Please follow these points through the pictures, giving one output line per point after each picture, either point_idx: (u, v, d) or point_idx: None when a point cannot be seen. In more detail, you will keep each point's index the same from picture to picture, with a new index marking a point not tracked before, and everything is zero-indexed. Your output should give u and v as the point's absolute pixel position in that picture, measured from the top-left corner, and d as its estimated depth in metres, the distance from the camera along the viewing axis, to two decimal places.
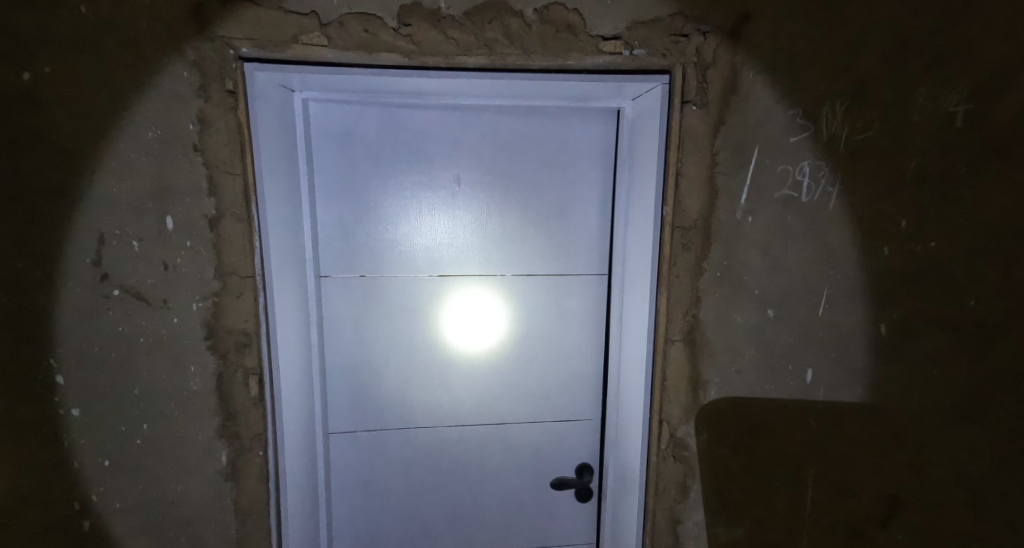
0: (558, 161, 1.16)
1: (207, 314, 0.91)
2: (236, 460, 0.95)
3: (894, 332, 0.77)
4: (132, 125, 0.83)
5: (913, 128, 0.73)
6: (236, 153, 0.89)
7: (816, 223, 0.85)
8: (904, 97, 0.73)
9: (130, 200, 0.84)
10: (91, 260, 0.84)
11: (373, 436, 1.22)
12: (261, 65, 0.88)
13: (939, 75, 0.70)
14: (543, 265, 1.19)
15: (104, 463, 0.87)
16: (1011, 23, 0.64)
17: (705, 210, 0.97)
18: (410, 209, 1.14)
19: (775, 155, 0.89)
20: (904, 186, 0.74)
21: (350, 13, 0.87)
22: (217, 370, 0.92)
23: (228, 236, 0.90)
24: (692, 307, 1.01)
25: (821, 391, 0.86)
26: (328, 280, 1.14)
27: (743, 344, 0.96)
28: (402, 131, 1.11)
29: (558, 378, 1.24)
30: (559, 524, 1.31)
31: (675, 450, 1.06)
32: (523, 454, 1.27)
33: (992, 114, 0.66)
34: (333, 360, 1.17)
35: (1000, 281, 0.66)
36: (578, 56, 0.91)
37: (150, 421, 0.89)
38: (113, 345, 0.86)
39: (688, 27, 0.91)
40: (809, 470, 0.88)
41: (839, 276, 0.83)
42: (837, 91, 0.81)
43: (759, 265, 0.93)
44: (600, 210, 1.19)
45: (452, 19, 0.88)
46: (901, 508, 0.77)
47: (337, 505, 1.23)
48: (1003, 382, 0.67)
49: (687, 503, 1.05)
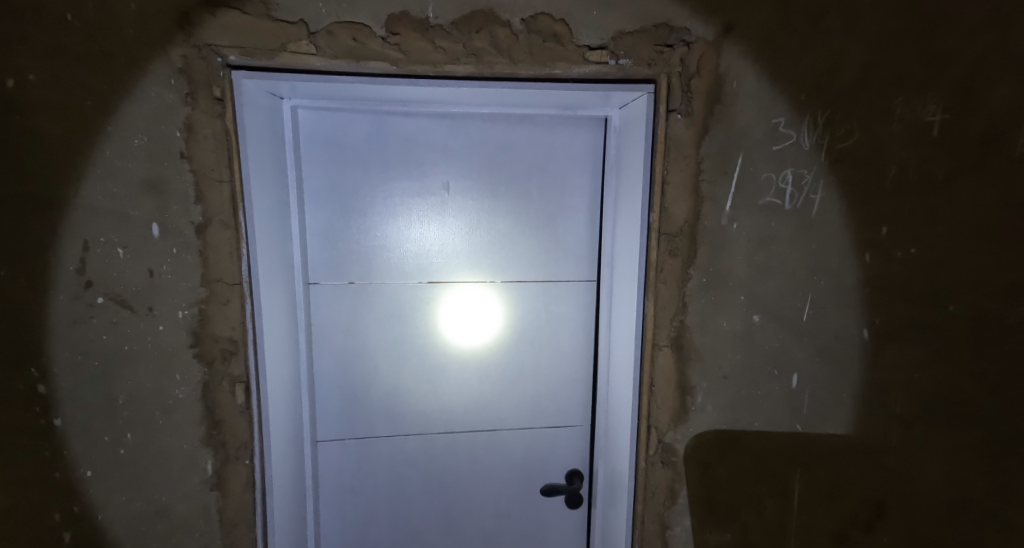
0: (548, 169, 1.17)
1: (194, 322, 0.90)
2: (222, 469, 0.94)
3: (878, 337, 0.80)
4: (119, 133, 0.83)
5: (891, 137, 0.76)
6: (224, 161, 0.89)
7: (802, 228, 0.86)
8: (883, 106, 0.77)
9: (118, 208, 0.84)
10: (75, 268, 0.82)
11: (362, 443, 1.21)
12: (249, 73, 0.89)
13: (918, 86, 0.74)
14: (533, 270, 1.20)
15: (87, 473, 0.84)
16: (1004, 30, 0.67)
17: (691, 217, 0.95)
18: (399, 216, 1.14)
19: (760, 163, 0.89)
20: (883, 192, 0.78)
21: (339, 22, 0.87)
22: (202, 379, 0.92)
23: (215, 244, 0.90)
24: (679, 313, 0.98)
25: (807, 395, 0.88)
26: (316, 287, 1.14)
27: (728, 349, 0.95)
28: (391, 138, 1.11)
29: (548, 382, 1.25)
30: (550, 530, 1.30)
31: (663, 455, 1.03)
32: (513, 459, 1.27)
33: (969, 125, 0.70)
34: (321, 367, 1.17)
35: (1000, 292, 0.69)
36: (564, 65, 0.91)
37: (134, 430, 0.87)
38: (97, 353, 0.84)
39: (673, 38, 0.91)
40: (796, 474, 0.89)
41: (825, 283, 0.85)
42: (818, 101, 0.83)
43: (745, 271, 0.92)
44: (589, 215, 1.20)
45: (441, 28, 0.89)
46: (884, 511, 0.80)
47: (326, 512, 1.22)
48: (1006, 394, 0.69)
49: (676, 508, 1.02)
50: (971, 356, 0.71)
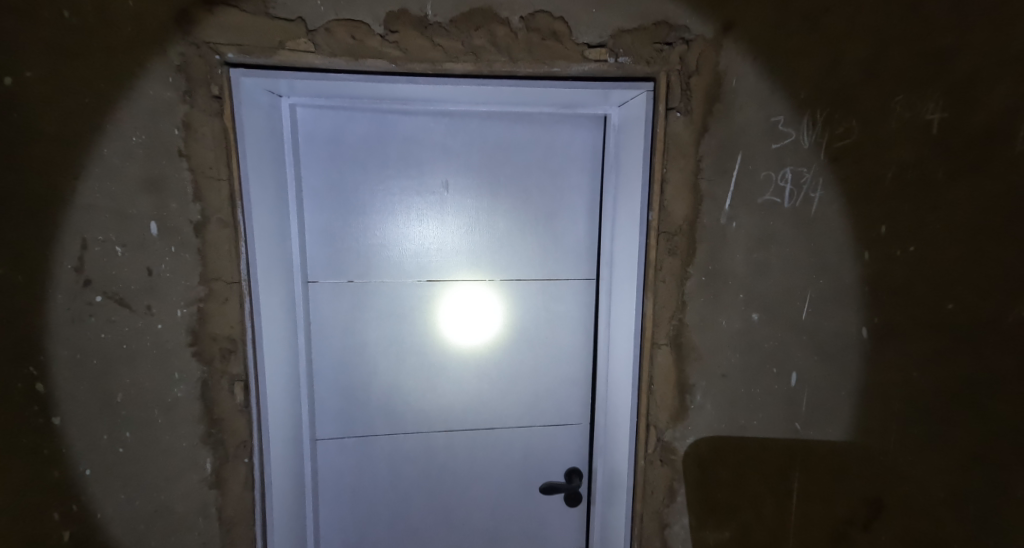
0: (547, 167, 1.17)
1: (192, 320, 0.90)
2: (220, 469, 0.94)
3: (877, 336, 0.79)
4: (117, 131, 0.82)
5: (890, 136, 0.76)
6: (222, 158, 0.89)
7: (801, 226, 0.86)
8: (882, 105, 0.76)
9: (116, 206, 0.83)
10: (73, 266, 0.82)
11: (361, 441, 1.21)
12: (246, 70, 0.88)
13: (917, 84, 0.73)
14: (532, 269, 1.20)
15: (85, 471, 0.84)
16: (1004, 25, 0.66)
17: (689, 216, 0.96)
18: (398, 215, 1.14)
19: (759, 161, 0.89)
20: (882, 192, 0.77)
21: (338, 20, 0.87)
22: (202, 378, 0.92)
23: (214, 242, 0.90)
24: (678, 312, 1.00)
25: (806, 393, 0.88)
26: (316, 285, 1.14)
27: (726, 347, 0.96)
28: (390, 136, 1.11)
29: (547, 380, 1.25)
30: (549, 529, 1.31)
31: (662, 454, 1.04)
32: (513, 458, 1.27)
33: (968, 123, 0.69)
34: (321, 365, 1.17)
35: (997, 291, 0.68)
36: (564, 63, 0.91)
37: (132, 429, 0.87)
38: (96, 351, 0.84)
39: (672, 36, 0.92)
40: (794, 472, 0.89)
41: (823, 282, 0.84)
42: (817, 99, 0.83)
43: (744, 269, 0.93)
44: (588, 214, 1.20)
45: (440, 26, 0.89)
46: (882, 510, 0.79)
47: (325, 510, 1.22)
48: (1004, 393, 0.68)
49: (676, 506, 1.03)
50: (969, 356, 0.71)
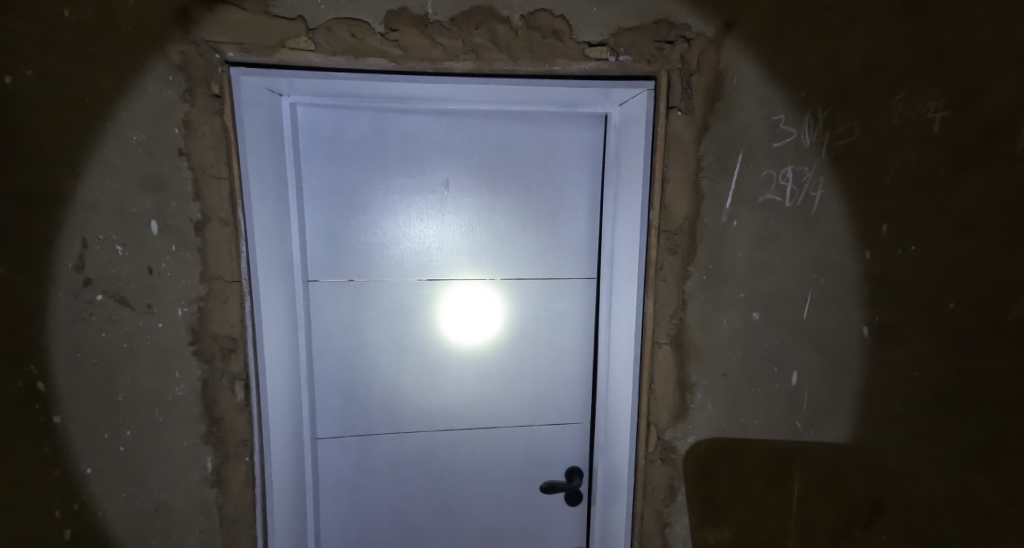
0: (547, 166, 1.17)
1: (193, 319, 0.91)
2: (222, 467, 0.95)
3: (878, 335, 0.79)
4: (117, 130, 0.82)
5: (891, 135, 0.75)
6: (222, 157, 0.89)
7: (802, 225, 0.86)
8: (883, 104, 0.76)
9: (116, 205, 0.83)
10: (74, 265, 0.81)
11: (362, 440, 1.21)
12: (247, 69, 0.88)
13: (918, 82, 0.73)
14: (533, 268, 1.20)
15: (87, 470, 0.83)
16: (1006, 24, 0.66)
17: (690, 215, 0.96)
18: (399, 214, 1.14)
19: (760, 160, 0.89)
20: (883, 191, 0.77)
21: (338, 18, 0.87)
22: (202, 376, 0.92)
23: (213, 241, 0.90)
24: (679, 310, 0.99)
25: (806, 392, 0.88)
26: (316, 284, 1.14)
27: (727, 347, 0.96)
28: (390, 135, 1.11)
29: (548, 379, 1.25)
30: (549, 528, 1.31)
31: (663, 453, 1.03)
32: (513, 457, 1.27)
33: (969, 122, 0.69)
34: (321, 364, 1.17)
35: (998, 290, 0.68)
36: (564, 62, 0.91)
37: (134, 428, 0.87)
38: (97, 350, 0.84)
39: (672, 35, 0.92)
40: (795, 471, 0.89)
41: (824, 281, 0.84)
42: (819, 98, 0.83)
43: (745, 268, 0.93)
44: (589, 213, 1.20)
45: (440, 25, 0.88)
46: (882, 509, 0.79)
47: (326, 509, 1.22)
48: (1004, 393, 0.68)
49: (676, 504, 1.03)
50: (969, 355, 0.71)
